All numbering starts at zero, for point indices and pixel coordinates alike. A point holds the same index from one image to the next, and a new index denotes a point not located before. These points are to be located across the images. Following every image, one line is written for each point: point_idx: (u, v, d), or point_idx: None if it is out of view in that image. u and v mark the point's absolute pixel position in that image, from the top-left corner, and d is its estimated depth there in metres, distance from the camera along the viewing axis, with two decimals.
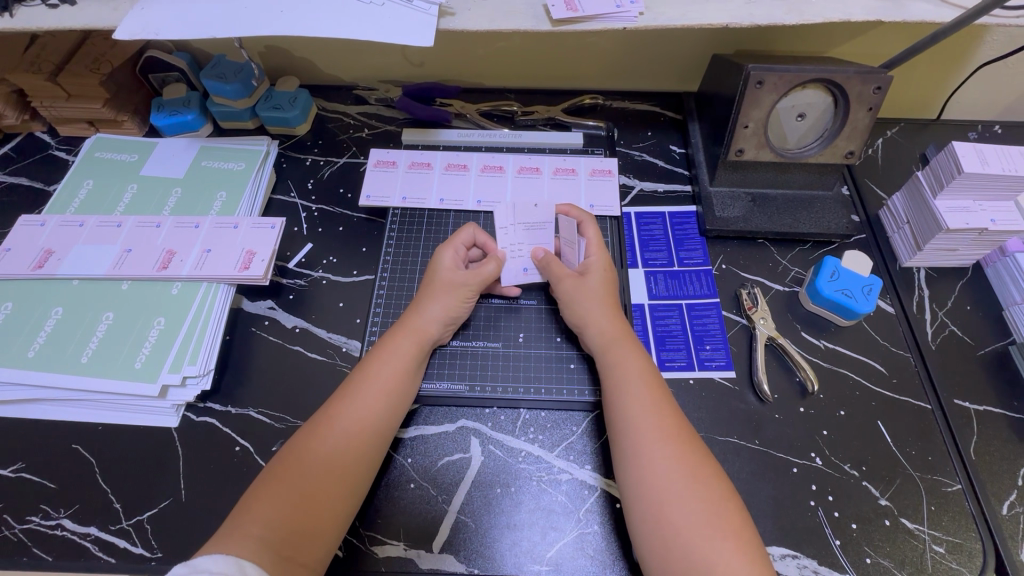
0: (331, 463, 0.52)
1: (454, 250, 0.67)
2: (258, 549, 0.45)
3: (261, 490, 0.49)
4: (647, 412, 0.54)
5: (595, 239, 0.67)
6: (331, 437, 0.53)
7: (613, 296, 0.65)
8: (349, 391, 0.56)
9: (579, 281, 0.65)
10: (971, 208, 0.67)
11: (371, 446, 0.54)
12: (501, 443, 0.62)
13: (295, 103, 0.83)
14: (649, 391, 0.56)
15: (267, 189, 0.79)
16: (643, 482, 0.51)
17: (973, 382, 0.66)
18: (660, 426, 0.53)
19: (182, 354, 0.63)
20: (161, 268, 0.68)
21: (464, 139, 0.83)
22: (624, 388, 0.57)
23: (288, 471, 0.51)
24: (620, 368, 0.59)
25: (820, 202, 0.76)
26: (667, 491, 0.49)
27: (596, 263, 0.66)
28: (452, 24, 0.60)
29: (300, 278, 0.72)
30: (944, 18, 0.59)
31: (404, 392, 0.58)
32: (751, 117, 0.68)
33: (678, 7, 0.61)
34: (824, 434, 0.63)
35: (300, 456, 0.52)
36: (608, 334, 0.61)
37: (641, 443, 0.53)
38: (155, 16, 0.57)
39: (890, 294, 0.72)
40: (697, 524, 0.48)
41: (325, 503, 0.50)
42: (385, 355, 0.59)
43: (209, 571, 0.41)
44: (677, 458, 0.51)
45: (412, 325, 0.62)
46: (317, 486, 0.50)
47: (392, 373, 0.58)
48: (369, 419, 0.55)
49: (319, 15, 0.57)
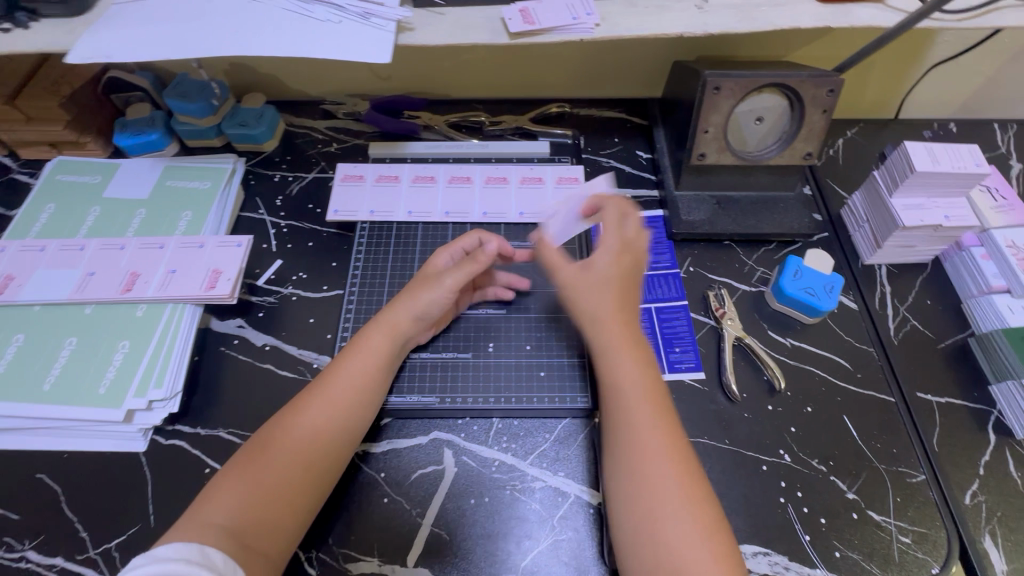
0: (306, 460, 0.53)
1: (450, 253, 0.67)
2: (225, 543, 0.47)
3: (231, 481, 0.51)
4: (651, 418, 0.53)
5: (613, 228, 0.60)
6: (301, 434, 0.54)
7: (621, 284, 0.58)
8: (324, 390, 0.57)
9: (576, 277, 0.59)
10: (926, 204, 0.69)
11: (339, 442, 0.56)
12: (474, 453, 0.62)
13: (262, 120, 0.83)
14: (651, 401, 0.54)
15: (234, 208, 0.78)
16: (636, 493, 0.51)
17: (934, 375, 0.68)
18: (656, 434, 0.53)
19: (147, 377, 0.62)
20: (124, 291, 0.66)
21: (431, 151, 0.82)
22: (620, 391, 0.55)
23: (256, 462, 0.52)
24: (610, 369, 0.56)
25: (783, 202, 0.78)
26: (659, 491, 0.50)
27: (602, 256, 0.59)
28: (412, 39, 0.61)
29: (269, 295, 0.72)
30: (885, 22, 0.61)
31: (376, 388, 0.59)
32: (710, 122, 0.70)
33: (633, 18, 0.62)
34: (792, 430, 0.64)
35: (270, 450, 0.53)
36: (612, 330, 0.57)
37: (638, 456, 0.52)
38: (111, 38, 0.57)
39: (853, 291, 0.74)
40: (671, 515, 0.49)
41: (288, 501, 0.52)
42: (359, 353, 0.60)
43: (168, 559, 0.44)
44: (670, 470, 0.51)
45: (392, 321, 0.62)
46: (289, 491, 0.52)
47: (366, 375, 0.59)
48: (339, 418, 0.56)
49: (276, 34, 0.58)
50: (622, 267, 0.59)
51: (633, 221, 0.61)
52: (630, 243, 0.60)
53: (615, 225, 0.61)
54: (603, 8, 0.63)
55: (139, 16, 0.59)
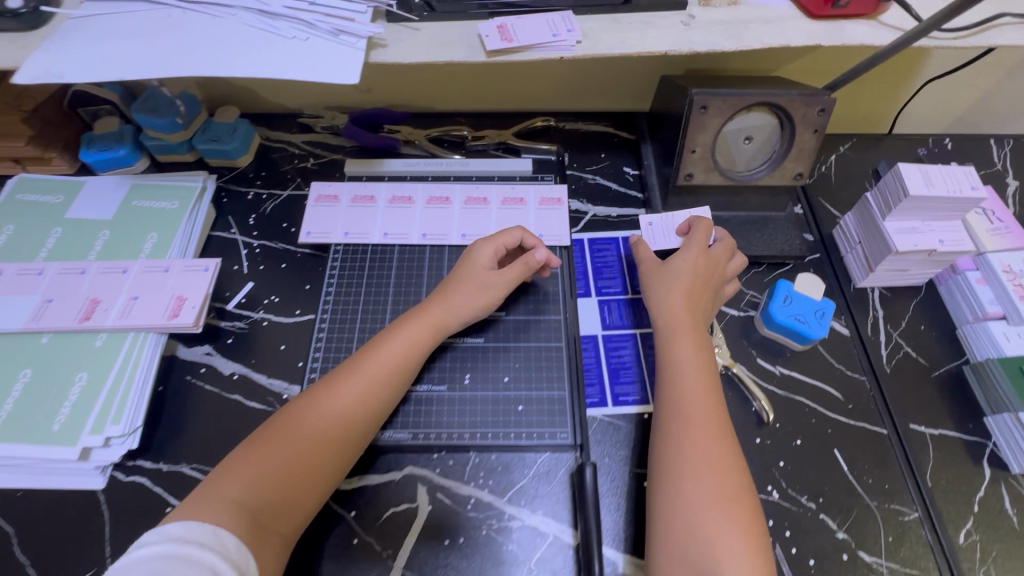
0: (336, 437, 0.54)
1: (492, 248, 0.67)
2: (236, 519, 0.48)
3: (255, 454, 0.52)
4: (697, 395, 0.57)
5: (697, 239, 0.67)
6: (329, 416, 0.55)
7: (692, 282, 0.64)
8: (355, 374, 0.58)
9: (654, 269, 0.67)
10: (920, 228, 0.67)
11: (361, 429, 0.56)
12: (449, 490, 0.60)
13: (236, 135, 0.80)
14: (700, 378, 0.58)
15: (203, 229, 0.75)
16: (678, 465, 0.53)
17: (928, 406, 0.65)
18: (702, 417, 0.55)
19: (105, 412, 0.59)
20: (83, 319, 0.63)
21: (409, 168, 0.80)
22: (675, 375, 0.59)
23: (279, 437, 0.53)
24: (671, 352, 0.61)
25: (773, 223, 0.76)
26: (697, 465, 0.52)
27: (680, 258, 0.66)
28: (384, 57, 0.59)
29: (239, 320, 0.69)
30: (878, 41, 0.59)
31: (404, 378, 0.60)
32: (698, 142, 0.67)
33: (617, 35, 0.60)
34: (781, 465, 0.61)
35: (294, 427, 0.54)
36: (667, 319, 0.63)
37: (687, 428, 0.55)
38: (63, 56, 0.54)
39: (845, 315, 0.71)
40: (705, 492, 0.51)
41: (306, 482, 0.52)
42: (395, 342, 0.60)
43: (177, 536, 0.45)
44: (712, 449, 0.53)
45: (431, 316, 0.63)
46: (306, 471, 0.52)
47: (399, 366, 0.59)
48: (367, 406, 0.56)
49: (238, 52, 0.55)
50: (698, 271, 0.65)
51: (725, 244, 0.68)
52: (715, 255, 0.67)
53: (703, 238, 0.68)
54: (585, 24, 0.61)
55: (94, 32, 0.56)
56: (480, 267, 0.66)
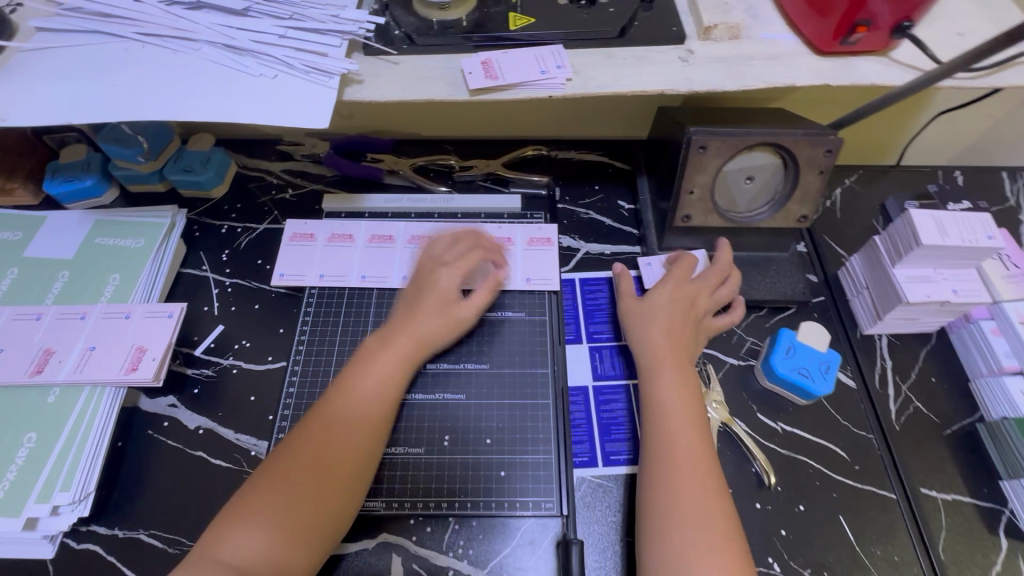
0: (320, 483, 0.50)
1: (454, 270, 0.63)
2: None
3: (239, 510, 0.48)
4: (683, 431, 0.54)
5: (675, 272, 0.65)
6: (314, 463, 0.51)
7: (677, 317, 0.61)
8: (332, 412, 0.54)
9: (638, 304, 0.64)
10: (932, 276, 0.63)
11: (351, 474, 0.52)
12: (426, 561, 0.55)
13: (209, 166, 0.76)
14: (683, 414, 0.55)
15: (171, 268, 0.70)
16: (665, 506, 0.50)
17: (940, 468, 0.61)
18: (688, 454, 0.52)
19: (54, 476, 0.55)
20: (35, 373, 0.59)
21: (391, 205, 0.76)
22: (662, 411, 0.56)
23: (266, 490, 0.49)
24: (656, 389, 0.57)
25: (775, 264, 0.72)
26: (682, 505, 0.49)
27: (659, 291, 0.64)
28: (359, 94, 0.54)
29: (206, 367, 0.65)
30: (891, 80, 0.55)
31: (385, 413, 0.55)
32: (696, 182, 0.63)
33: (610, 72, 0.56)
34: (783, 534, 0.57)
35: (277, 476, 0.50)
36: (650, 353, 0.60)
37: (674, 469, 0.52)
38: (7, 97, 0.50)
39: (851, 366, 0.67)
40: (692, 540, 0.48)
41: (295, 537, 0.48)
42: (370, 374, 0.56)
43: None
44: (702, 488, 0.50)
45: (397, 343, 0.58)
46: (295, 526, 0.48)
47: (376, 398, 0.55)
48: (354, 449, 0.52)
49: (198, 91, 0.51)
50: (682, 305, 0.62)
51: (711, 269, 0.65)
52: (692, 283, 0.64)
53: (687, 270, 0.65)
54: (576, 59, 0.56)
55: (40, 68, 0.52)
56: (437, 288, 0.62)
